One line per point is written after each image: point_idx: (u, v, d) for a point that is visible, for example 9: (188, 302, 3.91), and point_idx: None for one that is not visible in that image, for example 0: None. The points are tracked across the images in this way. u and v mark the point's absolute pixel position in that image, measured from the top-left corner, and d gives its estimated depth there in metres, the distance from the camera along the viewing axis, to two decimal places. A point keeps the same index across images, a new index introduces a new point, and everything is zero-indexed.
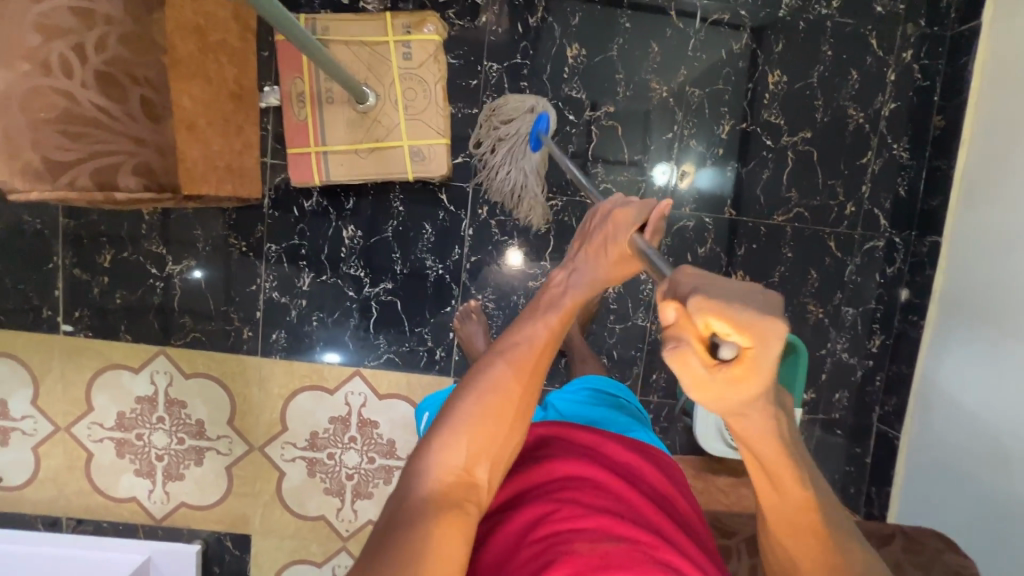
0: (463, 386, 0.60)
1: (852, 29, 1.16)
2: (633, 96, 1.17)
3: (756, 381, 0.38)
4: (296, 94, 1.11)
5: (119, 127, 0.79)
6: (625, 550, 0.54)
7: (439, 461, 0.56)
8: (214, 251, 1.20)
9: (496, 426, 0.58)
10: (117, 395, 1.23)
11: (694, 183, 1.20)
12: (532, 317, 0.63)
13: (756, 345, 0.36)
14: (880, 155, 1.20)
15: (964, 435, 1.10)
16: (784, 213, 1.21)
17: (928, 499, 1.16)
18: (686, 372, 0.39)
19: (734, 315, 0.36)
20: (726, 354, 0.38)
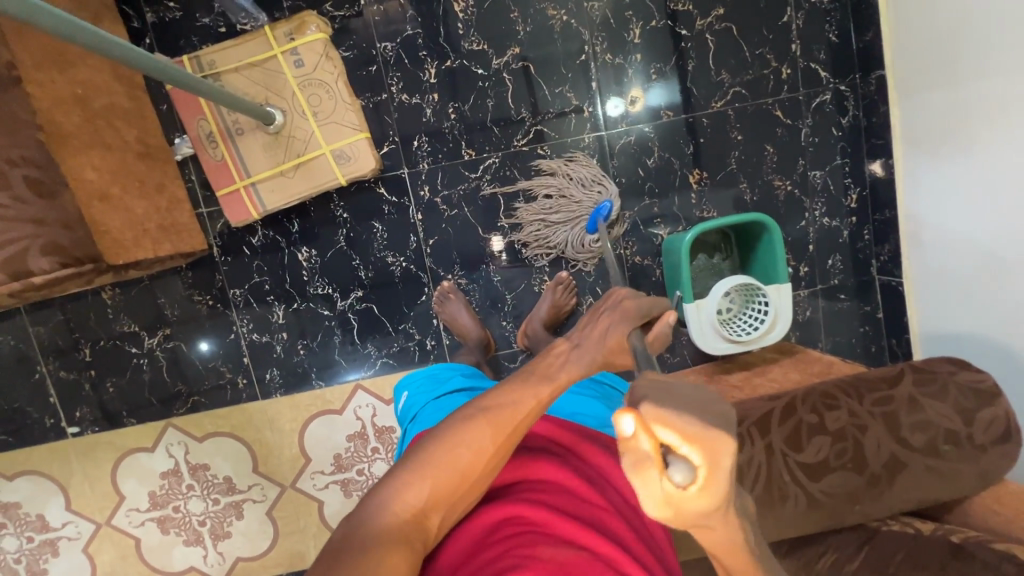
0: (443, 427, 0.63)
1: None
2: (535, 30, 1.13)
3: (714, 492, 0.38)
4: (206, 136, 1.10)
5: (15, 214, 0.81)
6: (582, 559, 0.55)
7: (403, 493, 0.58)
8: (183, 314, 1.20)
9: (460, 475, 0.60)
10: (142, 477, 1.26)
11: (646, 103, 1.17)
12: (524, 383, 0.66)
13: (705, 453, 0.37)
14: (800, 8, 1.15)
15: (963, 252, 1.05)
16: (721, 98, 1.18)
17: (946, 329, 1.12)
18: (639, 482, 0.38)
19: (681, 422, 0.37)
20: (679, 475, 0.37)
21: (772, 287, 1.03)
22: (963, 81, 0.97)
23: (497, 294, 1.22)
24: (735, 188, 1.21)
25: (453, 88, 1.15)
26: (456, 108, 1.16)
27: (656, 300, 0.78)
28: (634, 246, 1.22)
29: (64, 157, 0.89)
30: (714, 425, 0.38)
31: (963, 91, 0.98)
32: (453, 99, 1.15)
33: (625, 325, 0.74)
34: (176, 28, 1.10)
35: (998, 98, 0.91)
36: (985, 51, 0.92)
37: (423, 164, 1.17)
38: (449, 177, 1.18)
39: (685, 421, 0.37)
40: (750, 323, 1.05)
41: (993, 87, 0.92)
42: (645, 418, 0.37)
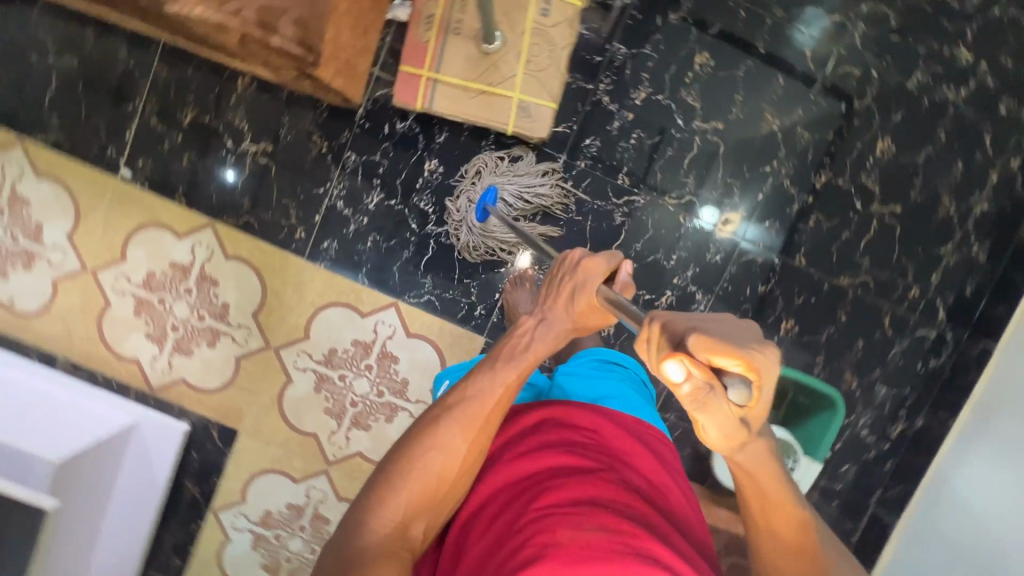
0: (411, 440, 0.68)
1: (970, 120, 1.17)
2: (745, 120, 1.17)
3: (762, 399, 0.49)
4: (426, 15, 1.10)
5: None
6: (606, 540, 0.54)
7: (382, 512, 0.64)
8: (294, 143, 1.18)
9: (436, 479, 0.66)
10: (153, 253, 1.22)
11: (739, 229, 1.20)
12: (491, 375, 0.71)
13: (756, 368, 0.47)
14: (959, 250, 1.21)
15: (966, 535, 1.12)
16: (850, 277, 1.22)
17: None
18: (702, 404, 0.48)
19: (730, 349, 0.47)
20: (737, 392, 0.47)
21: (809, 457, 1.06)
22: None
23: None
24: (811, 356, 1.24)
25: (647, 119, 1.17)
26: (639, 137, 1.18)
27: (613, 256, 0.71)
28: None
29: None
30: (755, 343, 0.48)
31: None
32: (642, 128, 1.18)
33: (587, 283, 0.69)
34: None
35: None
36: None
37: (581, 163, 1.19)
38: (480, 181, 1.18)
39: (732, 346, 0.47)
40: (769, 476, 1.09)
41: None
42: (699, 355, 0.47)
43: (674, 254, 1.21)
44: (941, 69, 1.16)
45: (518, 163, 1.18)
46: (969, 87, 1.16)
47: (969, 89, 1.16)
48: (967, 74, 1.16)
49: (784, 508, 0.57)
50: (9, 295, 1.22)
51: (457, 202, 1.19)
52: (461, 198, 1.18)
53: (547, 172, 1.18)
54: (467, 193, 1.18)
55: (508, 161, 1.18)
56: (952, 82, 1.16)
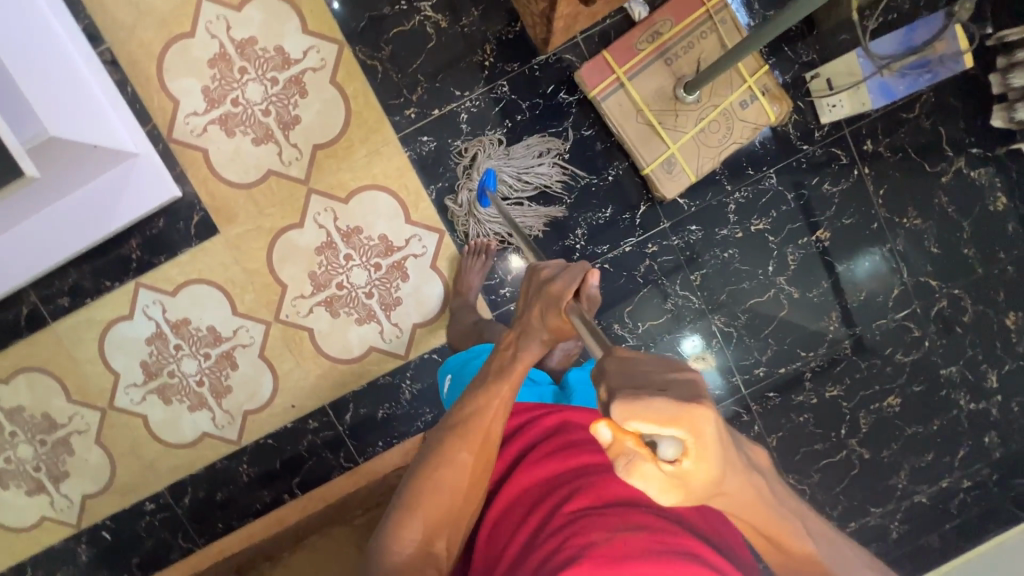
0: (421, 462, 0.71)
1: (961, 430, 1.29)
2: (815, 305, 1.25)
3: (713, 454, 0.39)
4: (654, 30, 1.11)
5: None
6: (642, 539, 0.54)
7: (402, 536, 0.68)
8: (465, 37, 1.14)
9: (451, 496, 0.69)
10: (268, 26, 1.13)
11: (726, 368, 1.27)
12: (482, 388, 0.71)
13: (687, 428, 0.37)
14: (884, 519, 1.31)
15: None
16: (796, 480, 1.31)
17: None
18: (645, 481, 0.39)
19: (655, 409, 0.37)
20: (668, 455, 0.37)
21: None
22: None
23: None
24: None
25: (749, 246, 1.22)
26: (733, 255, 1.23)
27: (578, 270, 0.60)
28: None
29: None
30: (688, 396, 0.38)
31: None
32: (740, 250, 1.23)
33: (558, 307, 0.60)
34: None
35: None
36: None
37: (674, 241, 1.22)
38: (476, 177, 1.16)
39: (660, 403, 0.37)
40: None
41: None
42: (618, 424, 0.38)
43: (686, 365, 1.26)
44: (971, 377, 1.28)
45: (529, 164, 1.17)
46: (979, 405, 1.28)
47: (978, 407, 1.28)
48: (985, 394, 1.28)
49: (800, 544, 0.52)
50: None
51: (460, 199, 1.17)
52: (461, 198, 1.17)
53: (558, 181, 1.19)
54: (467, 188, 1.17)
55: (518, 157, 1.17)
56: (971, 393, 1.28)
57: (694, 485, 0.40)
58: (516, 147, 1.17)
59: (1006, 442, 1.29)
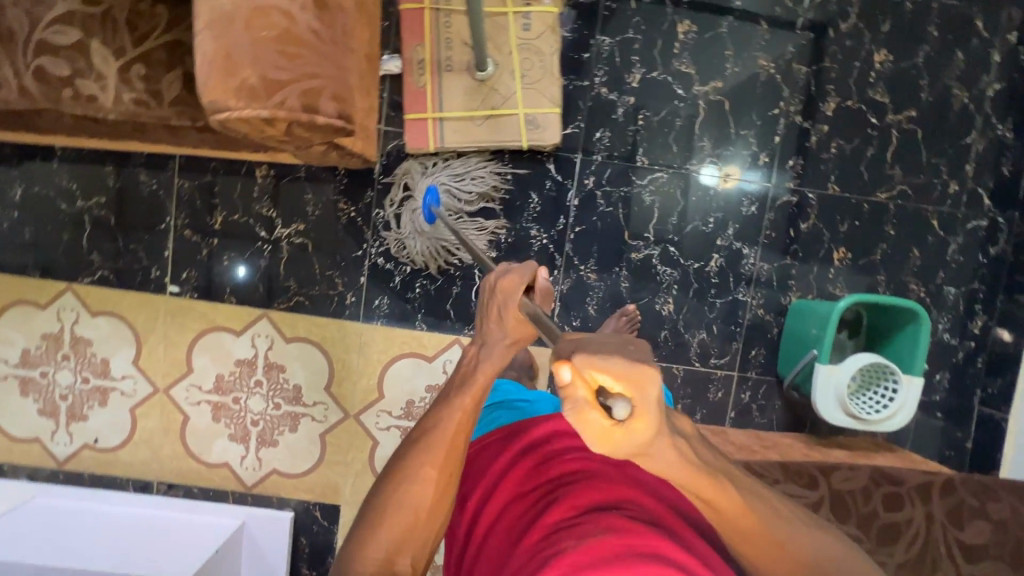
0: (386, 477, 0.70)
1: (957, 11, 1.19)
2: (741, 73, 1.20)
3: (655, 415, 0.41)
4: (417, 61, 1.14)
5: (328, 53, 0.65)
6: (611, 543, 0.55)
7: (365, 554, 0.66)
8: (323, 216, 1.21)
9: (414, 512, 0.68)
10: (217, 357, 1.24)
11: (739, 184, 1.22)
12: (447, 401, 0.72)
13: (639, 389, 0.40)
14: (985, 135, 1.22)
15: None
16: (887, 191, 1.23)
17: None
18: (586, 429, 0.41)
19: (612, 364, 0.40)
20: (619, 411, 0.40)
21: (921, 361, 1.03)
22: None
23: (577, 304, 1.23)
24: (872, 277, 1.24)
25: (648, 97, 1.20)
26: (646, 117, 1.21)
27: (525, 268, 0.70)
28: (761, 299, 1.25)
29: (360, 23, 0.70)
30: (644, 361, 0.41)
31: None
32: (645, 107, 1.20)
33: (509, 300, 0.70)
34: None
35: None
36: None
37: (598, 157, 1.21)
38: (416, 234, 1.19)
39: (615, 361, 0.40)
40: (875, 407, 1.04)
41: None
42: (577, 370, 0.40)
43: (711, 218, 1.23)
44: None
45: (462, 169, 1.19)
46: None
47: None
48: None
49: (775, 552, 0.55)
50: (92, 435, 1.24)
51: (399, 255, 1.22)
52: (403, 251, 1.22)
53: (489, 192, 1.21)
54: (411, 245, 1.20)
55: (452, 170, 1.19)
56: None
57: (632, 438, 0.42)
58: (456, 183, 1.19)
59: None
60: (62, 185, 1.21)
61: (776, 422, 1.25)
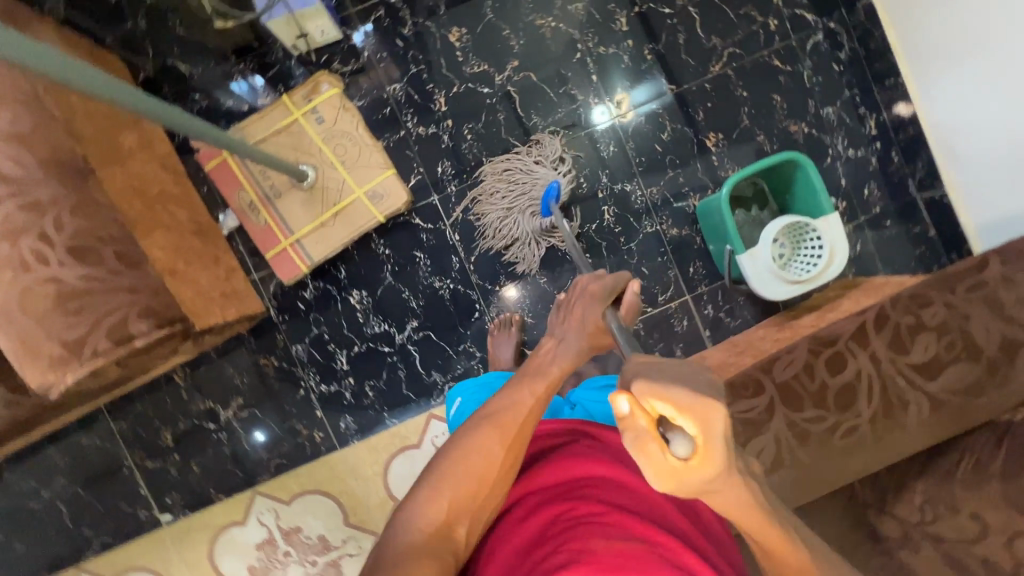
0: (453, 441, 0.66)
1: None
2: (528, 42, 1.21)
3: (719, 457, 0.41)
4: (247, 205, 1.16)
5: (110, 284, 0.68)
6: (638, 548, 0.53)
7: (424, 513, 0.60)
8: (253, 380, 1.23)
9: (478, 483, 0.62)
10: (239, 552, 1.25)
11: (636, 112, 1.23)
12: (519, 386, 0.71)
13: (700, 426, 0.40)
14: None
15: (984, 142, 1.07)
16: (718, 61, 1.23)
17: (995, 201, 1.09)
18: (648, 465, 0.41)
19: (675, 398, 0.40)
20: (682, 448, 0.40)
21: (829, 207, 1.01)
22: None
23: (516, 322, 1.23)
24: (753, 142, 1.23)
25: (462, 111, 1.21)
26: (471, 128, 1.21)
27: (617, 275, 0.81)
28: (669, 220, 1.24)
29: (132, 237, 0.73)
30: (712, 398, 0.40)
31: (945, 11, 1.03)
32: (465, 120, 1.21)
33: (596, 304, 0.76)
34: (204, 113, 1.19)
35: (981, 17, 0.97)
36: None
37: (452, 188, 1.22)
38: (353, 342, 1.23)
39: (680, 396, 0.40)
40: (806, 267, 1.03)
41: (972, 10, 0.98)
42: (636, 398, 0.41)
43: (583, 178, 1.23)
44: None
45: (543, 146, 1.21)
46: None
47: None
48: None
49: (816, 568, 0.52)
50: None
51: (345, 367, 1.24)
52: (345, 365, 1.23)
53: (566, 171, 1.22)
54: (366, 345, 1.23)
55: (523, 151, 1.21)
56: None
57: (695, 476, 0.41)
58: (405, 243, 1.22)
59: None
60: (24, 486, 1.24)
61: (750, 318, 1.24)
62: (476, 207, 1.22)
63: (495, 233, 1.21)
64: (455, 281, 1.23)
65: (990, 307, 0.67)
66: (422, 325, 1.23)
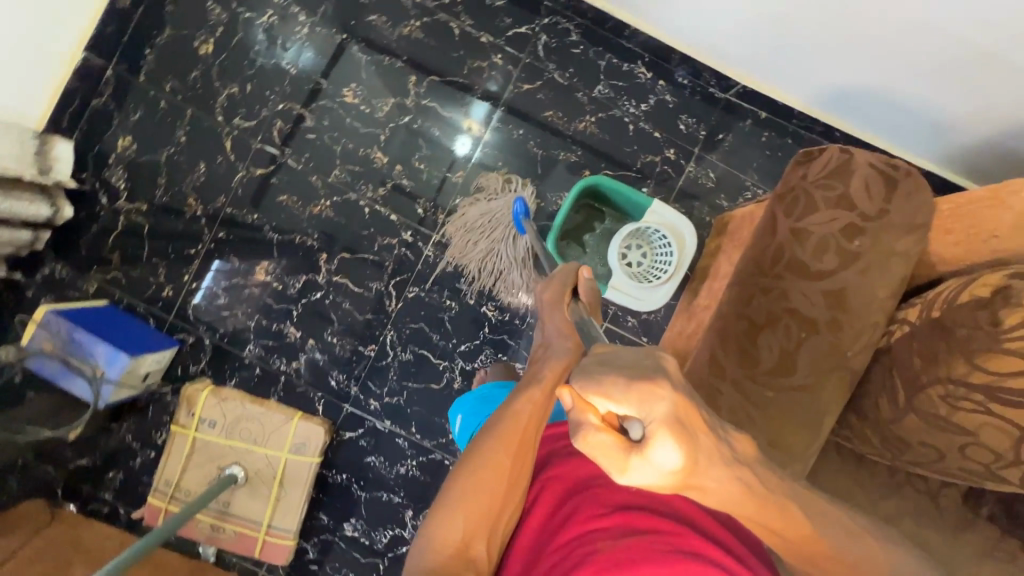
0: (466, 453, 0.67)
1: (335, 8, 1.20)
2: (320, 229, 1.22)
3: (679, 438, 0.46)
4: (211, 528, 1.21)
5: None
6: (641, 543, 0.57)
7: (441, 530, 0.61)
8: None
9: (492, 495, 0.63)
10: None
11: (488, 125, 1.22)
12: (518, 393, 0.70)
13: (639, 411, 0.47)
14: (458, 14, 1.20)
15: (738, 30, 1.06)
16: (480, 123, 1.22)
17: (782, 68, 1.09)
18: (602, 453, 0.48)
19: (614, 392, 0.48)
20: (632, 431, 0.47)
21: (653, 203, 1.01)
22: None
23: None
24: (559, 163, 1.22)
25: (314, 323, 1.23)
26: (332, 331, 1.23)
27: (567, 272, 0.79)
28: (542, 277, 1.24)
29: None
30: (652, 384, 0.47)
31: None
32: (323, 329, 1.23)
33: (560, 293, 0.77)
34: (126, 482, 1.24)
35: None
36: None
37: (354, 388, 1.24)
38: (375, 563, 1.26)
39: (618, 391, 0.48)
40: (654, 275, 1.02)
41: None
42: (580, 398, 0.50)
43: (449, 300, 1.23)
44: (282, 39, 1.19)
45: (483, 188, 1.22)
46: (302, 12, 1.20)
47: (304, 12, 1.20)
48: (290, 13, 1.20)
49: (791, 522, 0.52)
50: None
51: None
52: None
53: (521, 186, 1.21)
54: (387, 557, 1.25)
55: (474, 197, 1.22)
56: (297, 28, 1.20)
57: (647, 462, 0.46)
58: (353, 457, 1.25)
59: None
60: None
61: None
62: (457, 254, 1.23)
63: (484, 272, 1.22)
64: (415, 457, 1.25)
65: (796, 272, 0.66)
66: (416, 511, 1.25)
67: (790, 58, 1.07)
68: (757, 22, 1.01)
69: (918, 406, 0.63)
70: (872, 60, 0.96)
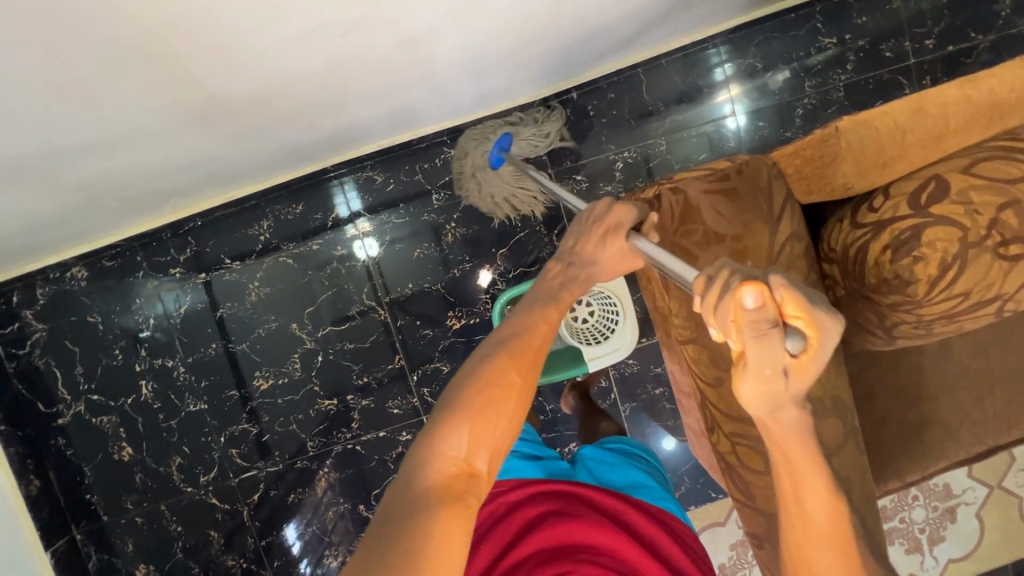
0: (471, 364, 0.55)
1: (187, 331, 1.18)
2: (340, 492, 1.22)
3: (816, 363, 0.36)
4: None
5: None
6: None
7: (445, 445, 0.50)
8: None
9: (501, 409, 0.53)
10: None
11: (368, 220, 1.19)
12: (523, 312, 0.61)
13: (818, 328, 0.34)
14: (280, 247, 1.18)
15: (502, 87, 1.04)
16: (373, 306, 1.20)
17: (559, 74, 1.08)
18: (758, 360, 0.34)
19: (811, 302, 0.33)
20: (795, 347, 0.34)
21: None
22: (350, 125, 0.98)
23: None
24: (462, 279, 1.20)
25: None
26: None
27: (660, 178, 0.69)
28: None
29: None
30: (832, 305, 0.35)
31: (361, 123, 0.98)
32: None
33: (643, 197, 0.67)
34: None
35: (384, 100, 0.92)
36: (334, 113, 0.89)
37: None
38: None
39: (814, 300, 0.34)
40: (603, 332, 1.09)
41: (371, 106, 0.92)
42: (773, 288, 0.33)
43: None
44: (174, 390, 1.19)
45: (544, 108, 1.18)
46: (167, 357, 1.18)
47: (168, 356, 1.18)
48: (159, 367, 1.18)
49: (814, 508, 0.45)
50: None
51: None
52: None
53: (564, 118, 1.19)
54: None
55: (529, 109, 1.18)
56: (176, 372, 1.18)
57: (790, 381, 0.35)
58: None
59: (138, 312, 1.17)
60: None
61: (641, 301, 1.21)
62: None
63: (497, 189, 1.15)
64: None
65: None
66: None
67: (559, 67, 1.05)
68: (543, 47, 0.91)
69: (900, 333, 0.65)
70: (623, 28, 0.95)
